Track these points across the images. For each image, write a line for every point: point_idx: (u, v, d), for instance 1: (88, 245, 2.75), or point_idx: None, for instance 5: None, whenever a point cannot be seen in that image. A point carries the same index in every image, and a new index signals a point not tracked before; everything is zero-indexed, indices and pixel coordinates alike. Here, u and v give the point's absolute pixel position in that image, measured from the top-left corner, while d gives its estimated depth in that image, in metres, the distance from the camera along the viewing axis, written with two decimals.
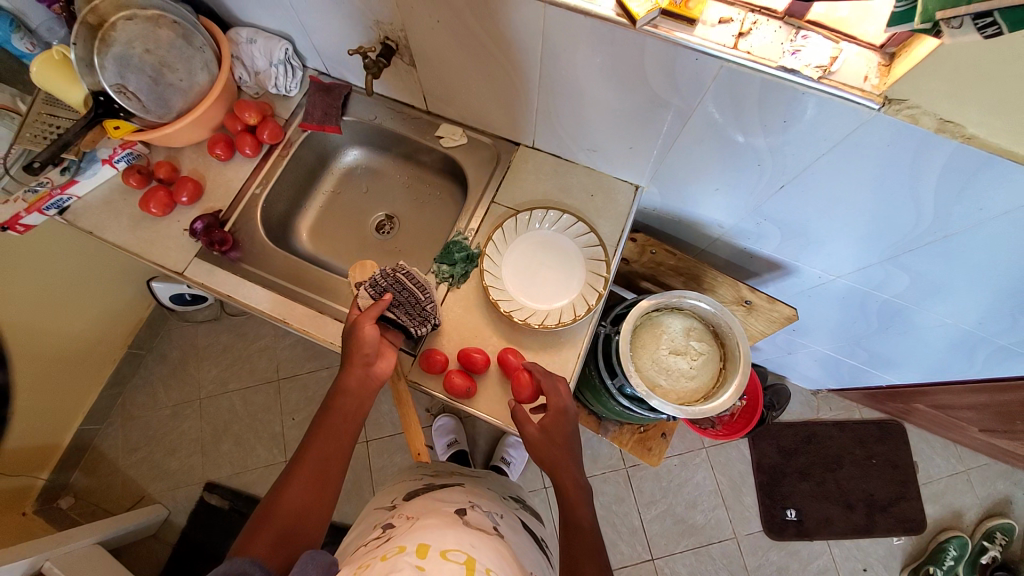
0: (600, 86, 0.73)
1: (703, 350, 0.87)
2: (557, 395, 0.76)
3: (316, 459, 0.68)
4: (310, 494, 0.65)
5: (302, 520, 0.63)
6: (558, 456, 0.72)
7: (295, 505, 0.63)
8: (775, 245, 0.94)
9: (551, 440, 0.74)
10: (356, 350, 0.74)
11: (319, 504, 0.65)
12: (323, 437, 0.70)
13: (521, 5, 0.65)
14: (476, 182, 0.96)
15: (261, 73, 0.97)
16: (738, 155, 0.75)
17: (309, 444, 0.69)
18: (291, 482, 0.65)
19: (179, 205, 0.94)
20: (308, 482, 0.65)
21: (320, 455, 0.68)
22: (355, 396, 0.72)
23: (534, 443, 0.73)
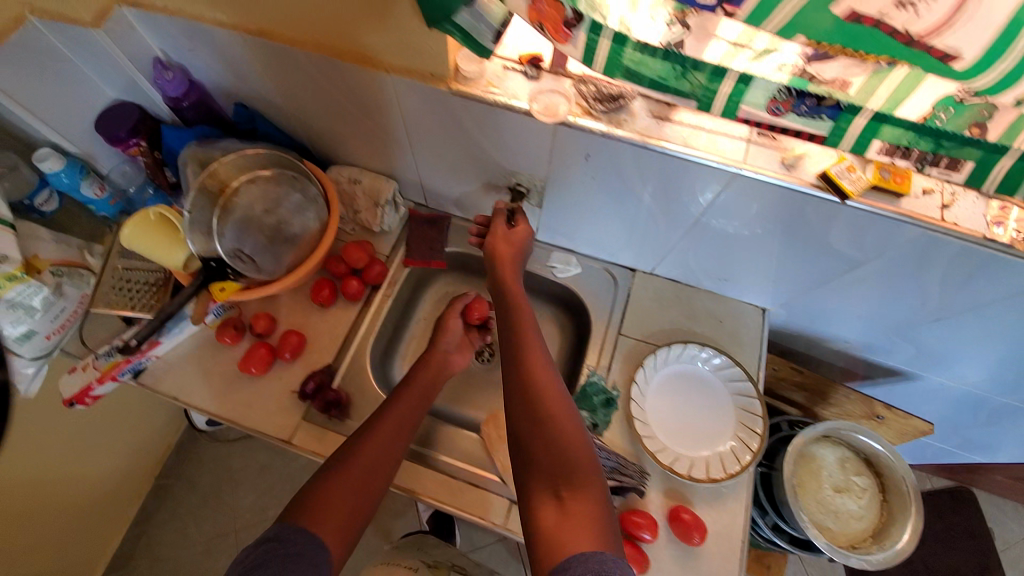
0: (763, 233, 0.73)
1: (866, 487, 0.84)
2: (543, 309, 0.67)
3: (373, 448, 0.67)
4: (360, 477, 0.64)
5: (350, 507, 0.62)
6: (553, 410, 0.61)
7: (370, 459, 0.66)
8: (903, 358, 0.93)
9: (542, 375, 0.64)
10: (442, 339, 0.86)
11: (370, 487, 0.65)
12: (390, 422, 0.71)
13: (704, 174, 0.64)
14: (597, 312, 0.92)
15: (366, 214, 0.94)
16: (897, 293, 0.75)
17: (374, 427, 0.70)
18: (347, 459, 0.66)
19: (279, 360, 0.84)
20: (359, 469, 0.65)
21: (379, 443, 0.68)
22: (431, 376, 0.79)
23: (528, 376, 0.63)
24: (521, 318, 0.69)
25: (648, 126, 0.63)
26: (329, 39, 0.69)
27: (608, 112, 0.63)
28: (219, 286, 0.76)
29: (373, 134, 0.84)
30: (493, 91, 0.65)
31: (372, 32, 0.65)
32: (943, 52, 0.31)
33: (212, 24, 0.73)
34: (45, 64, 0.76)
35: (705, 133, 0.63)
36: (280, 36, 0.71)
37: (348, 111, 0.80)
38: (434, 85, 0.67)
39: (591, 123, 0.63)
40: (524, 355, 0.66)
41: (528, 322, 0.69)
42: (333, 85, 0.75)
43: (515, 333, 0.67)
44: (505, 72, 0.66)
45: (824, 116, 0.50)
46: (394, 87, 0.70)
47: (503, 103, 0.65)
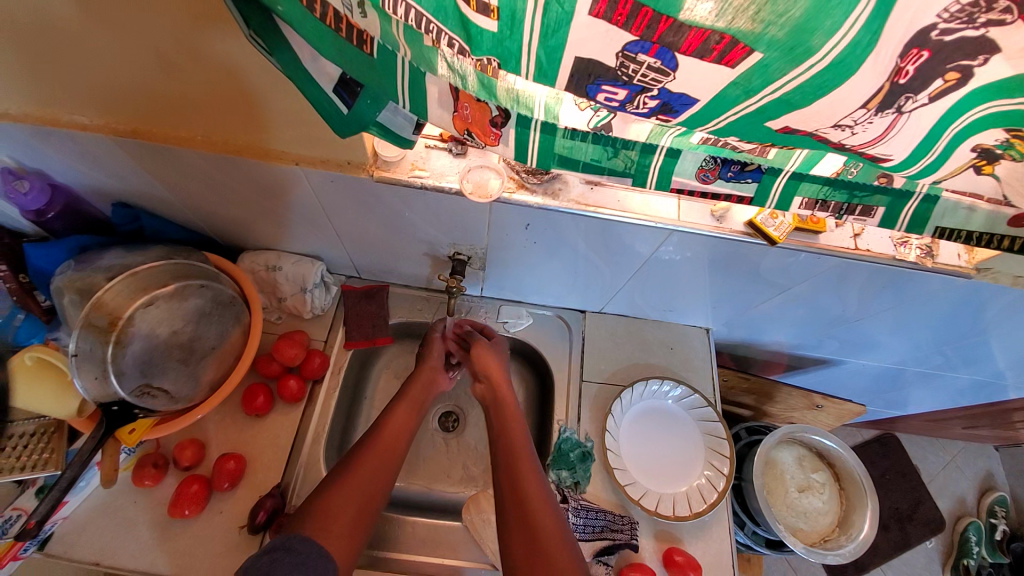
0: (700, 270, 0.76)
1: (824, 481, 0.91)
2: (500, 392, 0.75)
3: (374, 460, 0.66)
4: (358, 487, 0.63)
5: (354, 514, 0.61)
6: (532, 496, 0.62)
7: (372, 465, 0.66)
8: (831, 350, 1.01)
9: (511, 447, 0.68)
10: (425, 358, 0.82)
11: (372, 489, 0.64)
12: (387, 433, 0.70)
13: (642, 232, 0.65)
14: (557, 362, 0.91)
15: (293, 302, 0.85)
16: (824, 304, 0.82)
17: (372, 438, 0.69)
18: (349, 467, 0.65)
19: (217, 492, 0.74)
20: (361, 478, 0.64)
21: (377, 454, 0.67)
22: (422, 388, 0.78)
23: (521, 488, 0.63)
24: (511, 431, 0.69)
25: (583, 193, 0.62)
26: (222, 134, 0.61)
27: (542, 183, 0.62)
28: (129, 428, 0.63)
29: (285, 218, 0.75)
30: (420, 174, 0.61)
31: (273, 122, 0.58)
32: (871, 155, 0.34)
33: (70, 126, 0.61)
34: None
35: (638, 195, 0.63)
36: (159, 134, 0.61)
37: (255, 200, 0.71)
38: (352, 173, 0.61)
39: (527, 196, 0.61)
40: (515, 456, 0.66)
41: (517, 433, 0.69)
42: (232, 178, 0.67)
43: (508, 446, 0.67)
44: (428, 150, 0.62)
45: (749, 180, 0.53)
46: (309, 179, 0.64)
47: (433, 185, 0.61)
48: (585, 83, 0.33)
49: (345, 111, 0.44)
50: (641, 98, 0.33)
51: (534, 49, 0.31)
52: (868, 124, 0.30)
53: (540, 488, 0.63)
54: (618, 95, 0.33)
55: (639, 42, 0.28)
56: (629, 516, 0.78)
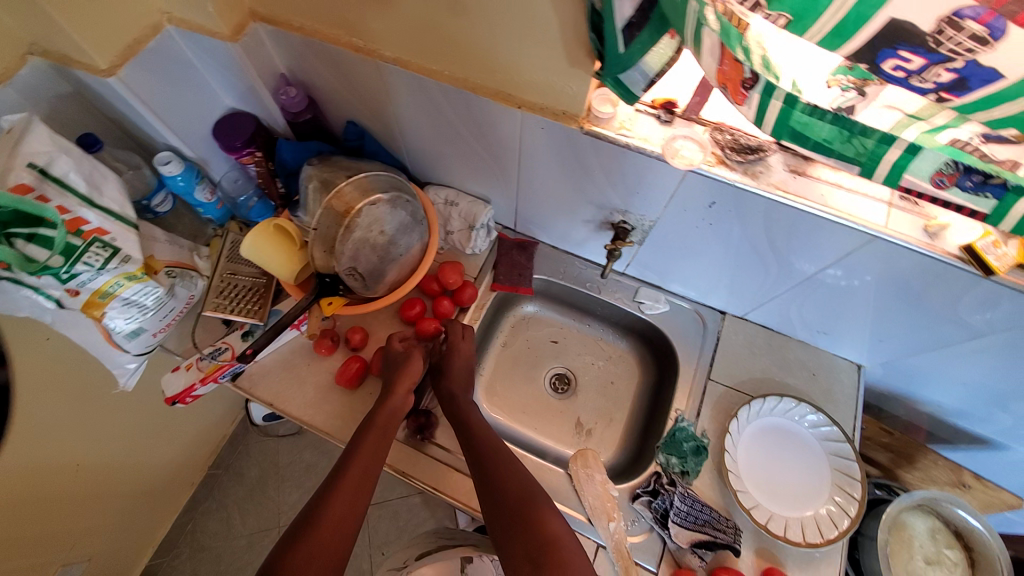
0: (877, 295, 0.71)
1: (958, 561, 0.81)
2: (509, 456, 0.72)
3: (346, 497, 0.66)
4: (323, 544, 0.61)
5: (324, 557, 0.61)
6: (544, 532, 0.64)
7: (343, 509, 0.65)
8: (994, 428, 0.89)
9: (516, 485, 0.69)
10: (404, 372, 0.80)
11: (341, 537, 0.63)
12: (355, 471, 0.69)
13: (834, 235, 0.63)
14: (685, 354, 0.91)
15: (459, 236, 0.95)
16: (1015, 365, 0.72)
17: (338, 481, 0.67)
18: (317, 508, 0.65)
19: (371, 375, 0.86)
20: (329, 533, 0.62)
21: (347, 491, 0.67)
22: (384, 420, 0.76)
23: (525, 532, 0.64)
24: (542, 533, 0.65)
25: (784, 180, 0.62)
26: (466, 73, 0.70)
27: (743, 163, 0.63)
28: (328, 300, 0.80)
29: (480, 159, 0.85)
30: (627, 133, 0.66)
31: (510, 66, 0.66)
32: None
33: (347, 47, 0.75)
34: (174, 72, 0.78)
35: (843, 194, 0.62)
36: (413, 65, 0.73)
37: (463, 137, 0.81)
38: (566, 123, 0.68)
39: (726, 172, 0.63)
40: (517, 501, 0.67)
41: (548, 527, 0.65)
42: (454, 111, 0.77)
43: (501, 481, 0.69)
44: (637, 114, 0.67)
45: (988, 195, 0.49)
46: (522, 121, 0.71)
47: (635, 146, 0.65)
48: (882, 48, 0.36)
49: (621, 50, 0.52)
50: (938, 69, 0.36)
51: (846, 7, 0.35)
52: None
53: (558, 530, 0.65)
54: (909, 63, 0.36)
55: (976, 7, 0.32)
56: (734, 523, 0.77)
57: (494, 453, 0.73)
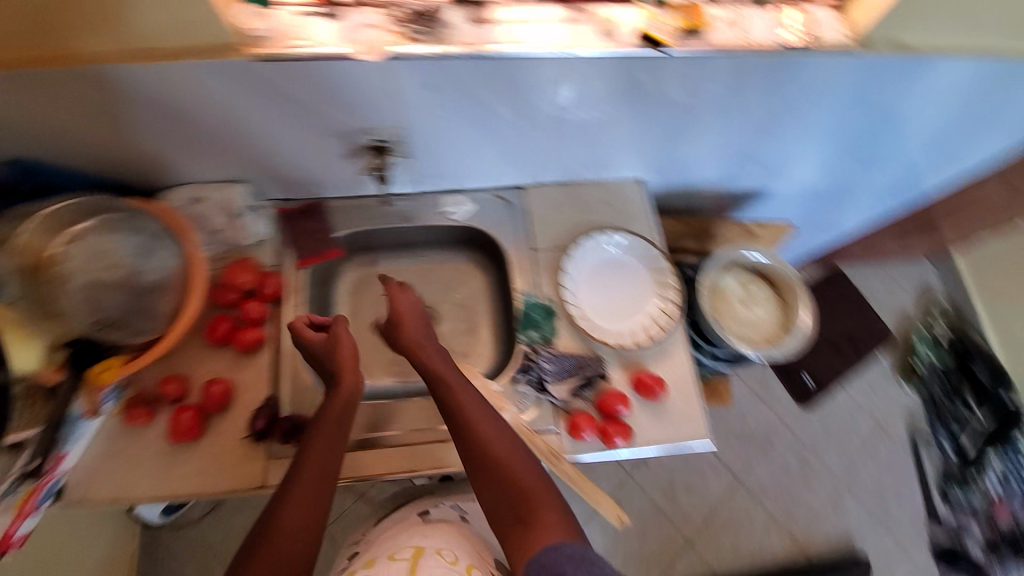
0: (612, 110, 0.78)
1: (764, 293, 0.98)
2: (466, 387, 0.72)
3: (300, 502, 0.63)
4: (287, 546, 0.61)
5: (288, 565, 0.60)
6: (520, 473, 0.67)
7: (298, 515, 0.63)
8: (757, 179, 1.06)
9: (490, 430, 0.69)
10: (327, 357, 0.72)
11: (302, 540, 0.62)
12: (308, 473, 0.66)
13: (538, 67, 0.66)
14: (505, 238, 0.94)
15: (228, 231, 0.83)
16: (734, 119, 0.84)
17: (289, 486, 0.65)
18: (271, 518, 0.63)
19: (211, 416, 0.75)
20: (288, 539, 0.61)
21: (298, 497, 0.64)
22: (329, 417, 0.70)
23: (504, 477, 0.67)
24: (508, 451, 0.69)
25: (471, 33, 0.62)
26: (92, 43, 0.59)
27: (427, 30, 0.62)
28: (98, 368, 0.67)
29: (190, 138, 0.73)
30: (300, 43, 0.60)
31: (144, 16, 0.56)
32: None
33: None
34: None
35: (525, 25, 0.64)
36: (26, 59, 0.59)
37: (153, 120, 0.69)
38: (234, 58, 0.60)
39: (416, 46, 0.61)
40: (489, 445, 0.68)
41: (522, 465, 0.68)
42: (113, 95, 0.64)
43: (473, 426, 0.69)
44: (303, 19, 0.61)
45: None
46: (186, 70, 0.61)
47: (318, 53, 0.60)
48: None
49: None
50: None
51: None
52: None
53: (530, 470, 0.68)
54: None
55: None
56: (596, 356, 0.85)
57: (458, 397, 0.71)
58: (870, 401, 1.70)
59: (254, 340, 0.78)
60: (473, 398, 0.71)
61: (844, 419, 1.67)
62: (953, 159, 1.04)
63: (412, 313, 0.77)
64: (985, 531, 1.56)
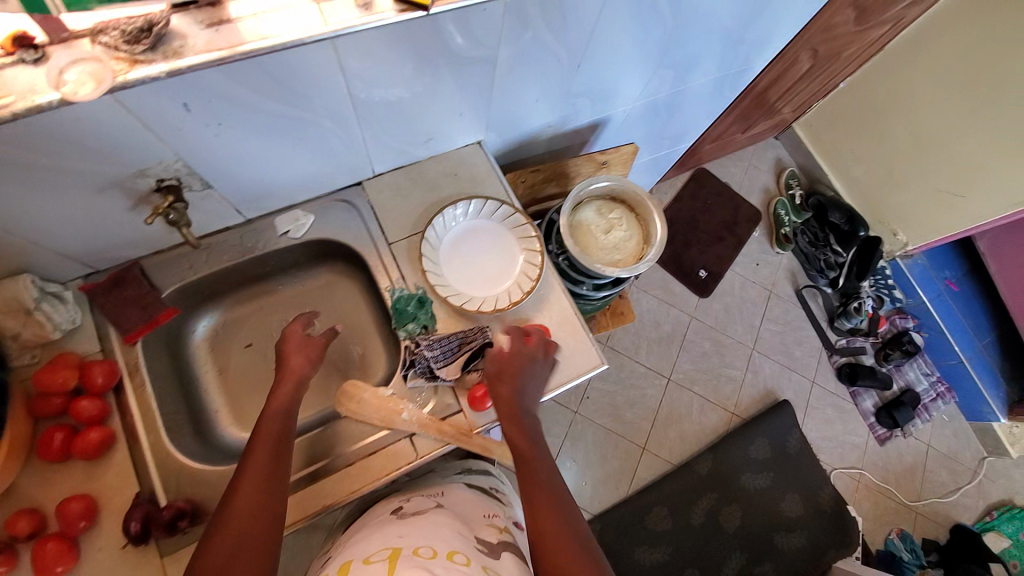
0: (414, 82, 0.73)
1: (620, 215, 1.04)
2: (506, 377, 0.77)
3: (255, 484, 0.62)
4: (237, 544, 0.57)
5: (245, 553, 0.57)
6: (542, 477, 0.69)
7: (253, 498, 0.61)
8: (591, 110, 1.09)
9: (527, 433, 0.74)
10: (288, 347, 0.76)
11: (259, 522, 0.60)
12: (261, 456, 0.65)
13: (307, 59, 0.60)
14: (359, 240, 0.90)
15: (28, 332, 0.71)
16: (542, 62, 0.84)
17: (241, 473, 0.63)
18: (214, 533, 0.58)
19: (80, 537, 0.68)
20: (243, 520, 0.59)
21: (255, 480, 0.62)
22: (283, 403, 0.71)
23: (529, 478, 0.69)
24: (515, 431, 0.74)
25: (210, 39, 0.55)
26: None
27: (156, 47, 0.53)
28: None
29: None
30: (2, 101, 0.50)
31: None
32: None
33: None
34: None
35: (270, 16, 0.57)
36: None
37: None
38: None
39: (148, 68, 0.52)
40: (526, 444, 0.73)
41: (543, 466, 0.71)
42: None
43: (515, 418, 0.75)
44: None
45: None
46: None
47: (26, 108, 0.50)
48: None
49: None
50: None
51: None
52: None
53: (551, 472, 0.70)
54: None
55: None
56: (478, 325, 0.86)
57: (511, 399, 0.76)
58: (755, 274, 1.91)
59: (101, 438, 0.70)
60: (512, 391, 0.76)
61: (739, 296, 1.87)
62: (749, 45, 1.14)
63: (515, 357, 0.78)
64: (872, 342, 1.86)
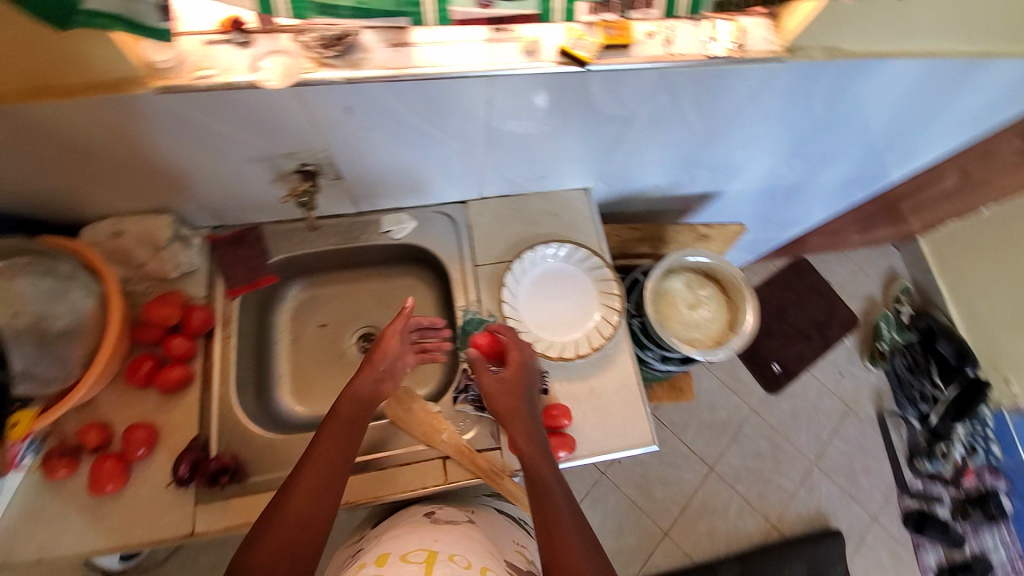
0: (549, 125, 0.75)
1: (711, 294, 0.97)
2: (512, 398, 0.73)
3: (305, 489, 0.63)
4: (281, 545, 0.59)
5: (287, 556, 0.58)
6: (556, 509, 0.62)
7: (302, 501, 0.62)
8: (708, 180, 1.05)
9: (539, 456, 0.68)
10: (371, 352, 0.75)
11: (306, 525, 0.61)
12: (319, 459, 0.65)
13: (462, 88, 0.63)
14: (449, 254, 0.92)
15: (155, 265, 0.80)
16: (676, 129, 0.82)
17: (299, 472, 0.64)
18: (268, 524, 0.60)
19: (136, 462, 0.73)
20: (290, 518, 0.61)
21: (306, 484, 0.63)
22: (354, 406, 0.71)
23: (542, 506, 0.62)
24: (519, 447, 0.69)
25: (387, 57, 0.59)
26: None
27: (340, 55, 0.59)
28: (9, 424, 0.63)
29: (105, 174, 0.70)
30: (207, 73, 0.56)
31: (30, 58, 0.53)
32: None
33: None
34: None
35: (443, 46, 0.61)
36: None
37: (55, 160, 0.66)
38: (130, 93, 0.57)
39: (329, 72, 0.58)
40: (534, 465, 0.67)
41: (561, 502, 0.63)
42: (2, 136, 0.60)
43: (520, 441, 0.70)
44: (209, 47, 0.57)
45: None
46: (80, 110, 0.58)
47: (223, 83, 0.57)
48: None
49: None
50: None
51: None
52: None
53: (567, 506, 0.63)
54: None
55: None
56: (536, 368, 0.83)
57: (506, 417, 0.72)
58: (836, 385, 1.73)
59: (180, 378, 0.76)
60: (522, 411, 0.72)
61: (812, 403, 1.71)
62: (896, 153, 1.06)
63: (506, 386, 0.73)
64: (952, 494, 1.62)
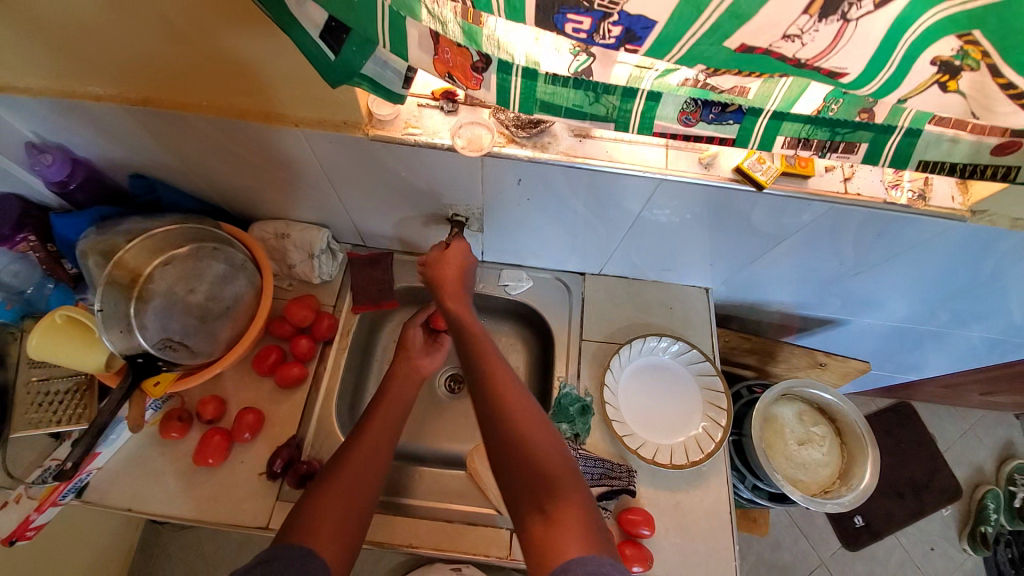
0: (696, 229, 0.76)
1: (824, 433, 0.90)
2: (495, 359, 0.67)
3: (363, 453, 0.63)
4: (338, 495, 0.58)
5: (346, 512, 0.58)
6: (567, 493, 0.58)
7: (366, 461, 0.62)
8: (834, 309, 1.00)
9: (536, 426, 0.62)
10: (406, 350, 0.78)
11: (367, 482, 0.61)
12: (378, 424, 0.66)
13: (631, 184, 0.66)
14: (557, 320, 0.93)
15: (302, 269, 0.88)
16: (821, 258, 0.80)
17: (361, 433, 0.65)
18: (331, 475, 0.60)
19: (237, 443, 0.78)
20: (356, 467, 0.61)
21: (367, 447, 0.64)
22: (403, 383, 0.73)
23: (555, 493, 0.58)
24: (519, 426, 0.61)
25: (571, 145, 0.64)
26: (228, 101, 0.65)
27: (530, 137, 0.64)
28: (154, 380, 0.71)
29: (292, 186, 0.79)
30: (413, 132, 0.64)
31: (286, 89, 0.62)
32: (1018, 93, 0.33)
33: (89, 99, 0.65)
34: None
35: (625, 144, 0.65)
36: (167, 102, 0.66)
37: (260, 167, 0.76)
38: (349, 133, 0.65)
39: (517, 150, 0.64)
40: (538, 444, 0.60)
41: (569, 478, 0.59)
42: (233, 143, 0.70)
43: (515, 415, 0.62)
44: (421, 109, 0.65)
45: (731, 121, 0.52)
46: (302, 136, 0.67)
47: (426, 142, 0.64)
48: (552, 15, 0.34)
49: (331, 58, 0.47)
50: (605, 26, 0.34)
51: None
52: (815, 32, 0.32)
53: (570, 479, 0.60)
54: (582, 24, 0.35)
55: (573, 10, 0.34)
56: (625, 463, 0.80)
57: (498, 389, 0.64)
58: (925, 561, 1.49)
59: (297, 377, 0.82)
60: (514, 390, 0.64)
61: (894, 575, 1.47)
62: None
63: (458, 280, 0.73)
64: None
